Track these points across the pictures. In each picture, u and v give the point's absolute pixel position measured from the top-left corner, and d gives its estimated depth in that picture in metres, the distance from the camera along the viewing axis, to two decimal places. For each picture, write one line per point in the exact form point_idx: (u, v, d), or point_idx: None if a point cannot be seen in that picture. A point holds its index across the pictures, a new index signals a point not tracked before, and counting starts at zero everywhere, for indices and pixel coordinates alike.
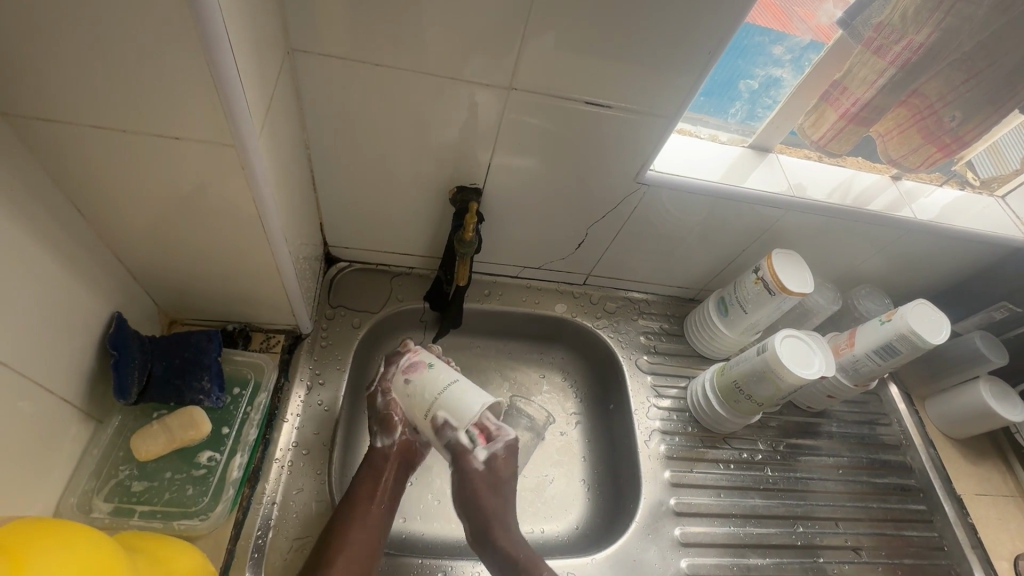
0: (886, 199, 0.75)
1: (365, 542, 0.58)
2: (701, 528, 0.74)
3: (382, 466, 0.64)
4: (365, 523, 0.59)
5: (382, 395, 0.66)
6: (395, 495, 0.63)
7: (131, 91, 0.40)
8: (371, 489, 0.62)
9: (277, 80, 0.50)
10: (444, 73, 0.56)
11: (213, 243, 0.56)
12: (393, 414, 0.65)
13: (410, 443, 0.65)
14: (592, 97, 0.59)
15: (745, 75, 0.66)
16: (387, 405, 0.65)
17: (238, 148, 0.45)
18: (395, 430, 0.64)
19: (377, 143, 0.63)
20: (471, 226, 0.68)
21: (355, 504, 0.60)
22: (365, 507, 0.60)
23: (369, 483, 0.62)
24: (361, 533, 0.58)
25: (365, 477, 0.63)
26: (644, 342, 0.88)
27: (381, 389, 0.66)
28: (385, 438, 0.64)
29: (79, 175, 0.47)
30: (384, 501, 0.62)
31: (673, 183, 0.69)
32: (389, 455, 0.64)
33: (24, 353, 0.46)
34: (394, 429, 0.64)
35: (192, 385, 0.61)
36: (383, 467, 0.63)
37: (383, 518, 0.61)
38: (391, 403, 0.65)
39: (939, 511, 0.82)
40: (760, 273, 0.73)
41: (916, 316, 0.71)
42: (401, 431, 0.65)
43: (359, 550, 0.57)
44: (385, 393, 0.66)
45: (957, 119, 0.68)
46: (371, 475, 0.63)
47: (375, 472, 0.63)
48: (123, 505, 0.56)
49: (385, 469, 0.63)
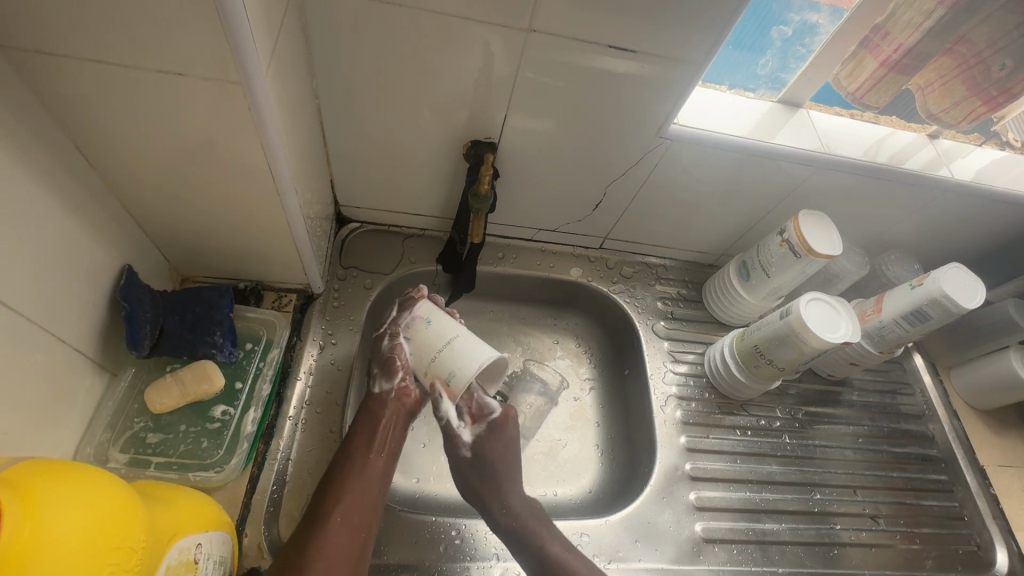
0: (924, 157, 0.71)
1: (367, 492, 0.57)
2: (716, 493, 0.73)
3: (381, 413, 0.62)
4: (364, 475, 0.58)
5: (389, 339, 0.64)
6: (397, 445, 0.62)
7: (127, 21, 0.38)
8: (368, 439, 0.60)
9: (283, 17, 0.47)
10: (459, 14, 0.52)
11: (222, 196, 0.54)
12: (396, 358, 0.63)
13: (409, 391, 0.64)
14: (618, 43, 0.55)
15: (778, 21, 0.62)
16: (392, 349, 0.63)
17: (244, 88, 0.43)
18: (396, 374, 0.63)
19: (389, 91, 0.60)
20: (486, 180, 0.66)
21: (354, 456, 0.59)
22: (363, 458, 0.59)
23: (367, 431, 0.61)
24: (360, 484, 0.57)
25: (363, 424, 0.61)
26: (661, 308, 0.86)
27: (390, 332, 0.64)
28: (386, 383, 0.63)
29: (81, 117, 0.44)
30: (382, 454, 0.60)
31: (700, 138, 0.65)
32: (388, 402, 0.62)
33: (33, 304, 0.45)
34: (395, 373, 0.63)
35: (204, 340, 0.61)
36: (381, 416, 0.62)
37: (384, 470, 0.60)
38: (397, 348, 0.63)
39: (961, 482, 0.81)
40: (785, 235, 0.70)
41: (949, 280, 0.68)
42: (402, 377, 0.63)
43: (359, 501, 0.56)
44: (393, 336, 0.64)
45: (1006, 68, 0.64)
46: (370, 424, 0.61)
47: (375, 421, 0.61)
48: (140, 456, 0.56)
49: (382, 417, 0.62)
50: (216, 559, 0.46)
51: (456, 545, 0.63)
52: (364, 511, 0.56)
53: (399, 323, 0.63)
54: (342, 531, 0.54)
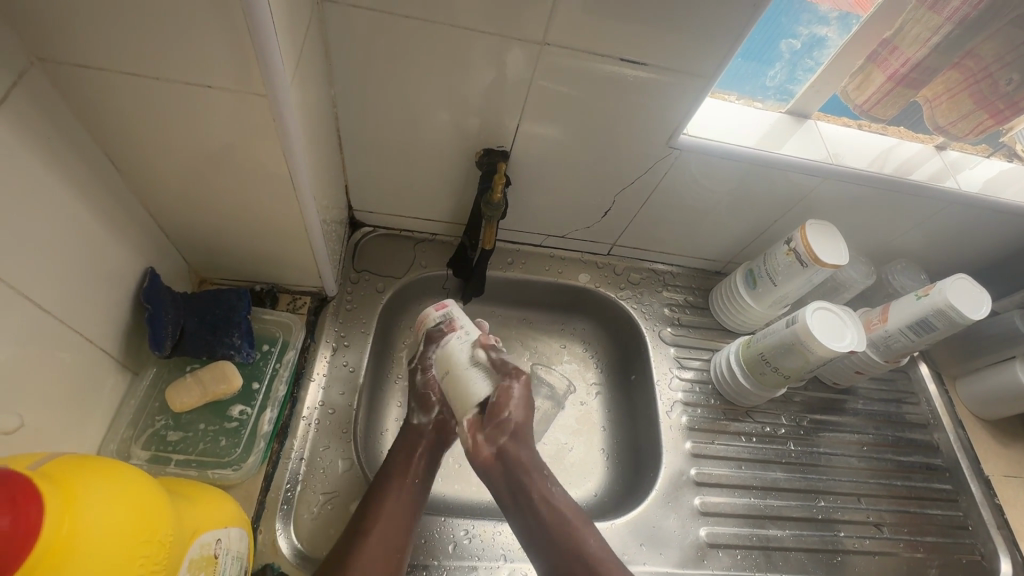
0: (929, 169, 0.71)
1: (401, 515, 0.58)
2: (720, 498, 0.74)
3: (418, 442, 0.65)
4: (398, 499, 0.59)
5: (422, 373, 0.67)
6: (430, 470, 0.64)
7: (161, 37, 0.39)
8: (404, 466, 0.62)
9: (306, 30, 0.49)
10: (475, 27, 0.53)
11: (243, 201, 0.56)
12: (430, 392, 0.67)
13: (446, 423, 0.66)
14: (629, 55, 0.56)
15: (787, 34, 0.63)
16: (426, 384, 0.68)
17: (268, 100, 0.44)
18: (432, 408, 0.67)
19: (405, 101, 0.61)
20: (499, 188, 0.67)
21: (388, 480, 0.61)
22: (398, 482, 0.61)
23: (403, 460, 0.63)
24: (394, 507, 0.59)
25: (400, 452, 0.64)
26: (667, 314, 0.87)
27: (420, 367, 0.68)
28: (421, 416, 0.67)
29: (112, 126, 0.46)
30: (417, 481, 0.62)
31: (708, 148, 0.66)
32: (424, 432, 0.66)
33: (63, 304, 0.46)
34: (430, 407, 0.67)
35: (223, 341, 0.62)
36: (416, 447, 0.64)
37: (417, 494, 0.61)
38: (430, 382, 0.67)
39: (965, 492, 0.81)
40: (792, 244, 0.71)
41: (955, 290, 0.68)
42: (437, 410, 0.67)
43: (395, 521, 0.58)
44: (425, 371, 0.68)
45: (1013, 83, 0.65)
46: (406, 453, 0.64)
47: (410, 450, 0.64)
48: (159, 453, 0.57)
49: (417, 446, 0.64)
50: (233, 554, 0.47)
51: (463, 545, 0.64)
52: (398, 535, 0.57)
53: (426, 357, 0.66)
54: (378, 551, 0.55)
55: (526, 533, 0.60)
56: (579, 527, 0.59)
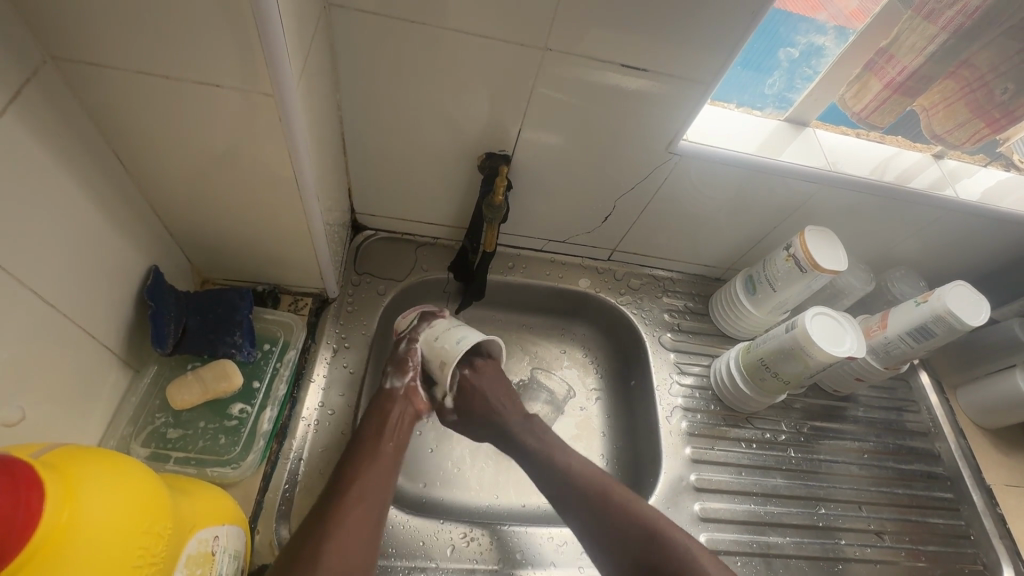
0: (928, 177, 0.72)
1: (379, 476, 0.59)
2: (720, 504, 0.74)
3: (391, 407, 0.65)
4: (375, 459, 0.60)
5: (406, 342, 0.70)
6: (406, 436, 0.64)
7: (169, 35, 0.40)
8: (379, 427, 0.63)
9: (313, 34, 0.49)
10: (478, 32, 0.54)
11: (247, 201, 0.56)
12: (410, 359, 0.69)
13: (416, 391, 0.68)
14: (629, 62, 0.57)
15: (786, 43, 0.64)
16: (408, 351, 0.70)
17: (274, 100, 0.45)
18: (408, 372, 0.68)
19: (408, 105, 0.62)
20: (501, 192, 0.68)
21: (365, 444, 0.61)
22: (375, 443, 0.61)
23: (377, 423, 0.63)
24: (373, 467, 0.59)
25: (374, 418, 0.64)
26: (667, 320, 0.87)
27: (407, 338, 0.71)
28: (397, 379, 0.68)
29: (119, 124, 0.47)
30: (392, 443, 0.62)
31: (708, 154, 0.67)
32: (397, 396, 0.66)
33: (67, 299, 0.47)
34: (407, 371, 0.68)
35: (225, 340, 0.63)
36: (390, 410, 0.65)
37: (395, 457, 0.62)
38: (413, 350, 0.70)
39: (967, 501, 0.81)
40: (791, 250, 0.71)
41: (954, 297, 0.69)
42: (412, 375, 0.68)
43: (374, 482, 0.58)
44: (410, 341, 0.70)
45: (1009, 92, 0.66)
46: (379, 417, 0.64)
47: (383, 414, 0.64)
48: (159, 451, 0.57)
49: (392, 412, 0.64)
50: (230, 552, 0.47)
51: (461, 548, 0.64)
52: (377, 493, 0.58)
53: (418, 330, 0.71)
54: (357, 508, 0.55)
55: (586, 530, 0.61)
56: (639, 503, 0.61)
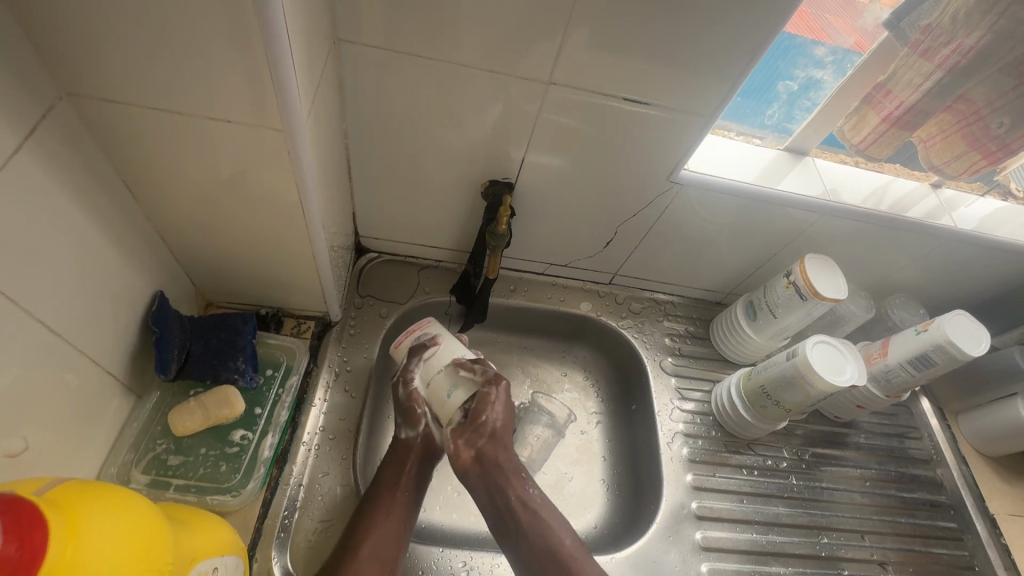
0: (926, 207, 0.73)
1: (393, 530, 0.60)
2: (721, 534, 0.73)
3: (406, 457, 0.66)
4: (390, 513, 0.61)
5: (404, 386, 0.68)
6: (421, 483, 0.65)
7: (184, 75, 0.41)
8: (395, 478, 0.63)
9: (323, 68, 0.51)
10: (483, 66, 0.56)
11: (254, 228, 0.57)
12: (416, 406, 0.67)
13: (432, 438, 0.67)
14: (631, 95, 0.58)
15: (784, 76, 0.65)
16: (409, 398, 0.67)
17: (284, 134, 0.46)
18: (419, 421, 0.67)
19: (413, 135, 0.63)
20: (504, 220, 0.69)
21: (380, 495, 0.61)
22: (390, 493, 0.62)
23: (395, 474, 0.64)
24: (386, 521, 0.60)
25: (389, 467, 0.65)
26: (668, 344, 0.87)
27: (402, 380, 0.68)
28: (409, 430, 0.67)
29: (132, 156, 0.48)
30: (407, 493, 0.63)
31: (708, 183, 0.68)
32: (412, 446, 0.66)
33: (75, 327, 0.47)
34: (417, 420, 0.67)
35: (228, 365, 0.63)
36: (405, 460, 0.65)
37: (408, 508, 0.62)
38: (414, 395, 0.67)
39: (971, 531, 0.80)
40: (791, 277, 0.72)
41: (954, 327, 0.69)
42: (424, 423, 0.67)
43: (387, 536, 0.59)
44: (407, 384, 0.68)
45: (1004, 126, 0.66)
46: (397, 466, 0.65)
47: (400, 463, 0.65)
48: (160, 478, 0.57)
49: (408, 460, 0.65)
50: None
51: None
52: (392, 548, 0.59)
53: (410, 370, 0.68)
54: (370, 566, 0.56)
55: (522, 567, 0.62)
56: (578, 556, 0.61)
